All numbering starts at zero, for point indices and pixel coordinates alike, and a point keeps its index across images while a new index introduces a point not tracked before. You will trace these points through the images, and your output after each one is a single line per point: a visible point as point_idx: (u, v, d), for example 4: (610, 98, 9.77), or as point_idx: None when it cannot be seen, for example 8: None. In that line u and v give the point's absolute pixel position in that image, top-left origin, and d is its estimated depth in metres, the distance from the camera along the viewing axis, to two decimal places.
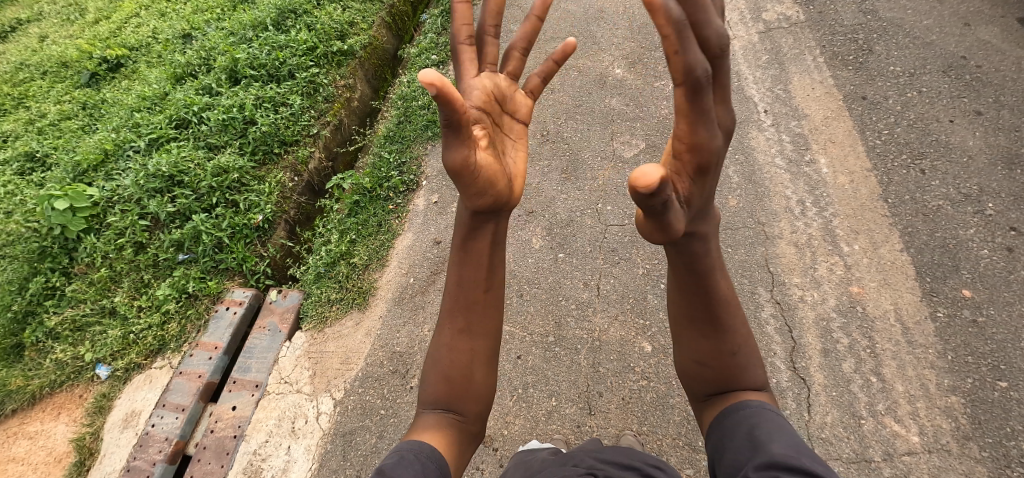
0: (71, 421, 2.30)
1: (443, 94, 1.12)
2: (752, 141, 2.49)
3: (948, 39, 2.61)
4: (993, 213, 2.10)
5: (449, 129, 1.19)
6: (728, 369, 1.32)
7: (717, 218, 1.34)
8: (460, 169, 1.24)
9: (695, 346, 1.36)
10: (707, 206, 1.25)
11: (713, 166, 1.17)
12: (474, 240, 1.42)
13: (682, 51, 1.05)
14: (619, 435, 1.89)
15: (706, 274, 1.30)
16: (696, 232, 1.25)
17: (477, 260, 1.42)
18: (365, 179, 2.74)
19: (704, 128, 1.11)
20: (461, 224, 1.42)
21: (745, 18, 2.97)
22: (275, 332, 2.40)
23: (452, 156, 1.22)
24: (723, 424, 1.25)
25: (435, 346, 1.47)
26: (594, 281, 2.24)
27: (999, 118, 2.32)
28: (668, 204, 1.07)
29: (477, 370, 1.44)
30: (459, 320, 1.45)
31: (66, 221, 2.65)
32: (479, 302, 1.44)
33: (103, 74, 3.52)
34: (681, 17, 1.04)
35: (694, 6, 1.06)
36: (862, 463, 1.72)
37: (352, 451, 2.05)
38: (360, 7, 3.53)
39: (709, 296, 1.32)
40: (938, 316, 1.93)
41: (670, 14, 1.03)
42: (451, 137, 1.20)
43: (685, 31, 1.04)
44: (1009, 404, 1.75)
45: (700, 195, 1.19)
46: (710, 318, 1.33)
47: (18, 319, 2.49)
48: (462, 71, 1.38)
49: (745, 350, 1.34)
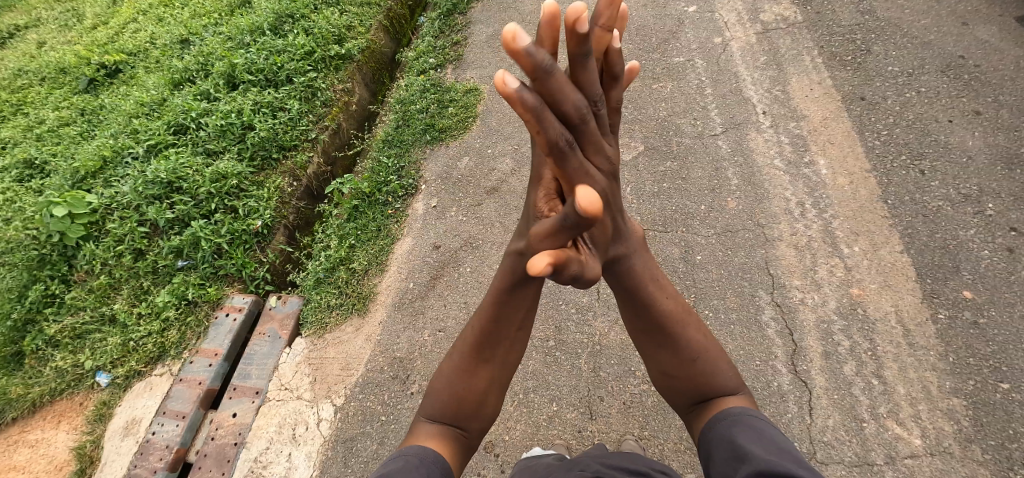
0: (71, 430, 2.30)
1: (599, 203, 1.01)
2: (751, 142, 2.49)
3: (945, 38, 2.61)
4: (993, 214, 2.09)
5: (573, 227, 1.10)
6: (696, 379, 1.41)
7: (639, 235, 1.46)
8: (526, 201, 1.23)
9: (658, 359, 1.46)
10: (620, 229, 1.36)
11: (605, 207, 1.29)
12: (521, 290, 1.39)
13: (543, 129, 1.12)
14: (620, 441, 1.88)
15: (637, 291, 1.41)
16: (616, 257, 1.36)
17: (516, 305, 1.42)
18: (364, 184, 2.73)
19: (582, 183, 1.23)
20: (508, 270, 1.38)
21: (743, 18, 2.96)
22: (275, 338, 2.40)
23: (546, 246, 1.18)
24: (714, 430, 1.30)
25: (453, 368, 1.49)
26: (593, 285, 2.23)
27: (998, 118, 2.32)
28: (576, 275, 1.15)
29: (490, 396, 1.48)
30: (483, 352, 1.47)
31: (64, 229, 2.63)
32: (507, 339, 1.46)
33: (101, 80, 3.51)
34: (536, 102, 1.08)
35: (546, 80, 1.12)
36: (864, 466, 1.72)
37: (353, 458, 2.05)
38: (357, 11, 3.52)
39: (657, 312, 1.42)
40: (939, 317, 1.93)
41: (525, 102, 1.07)
42: (563, 233, 1.13)
43: (543, 112, 1.10)
44: (1011, 406, 1.75)
45: (602, 235, 1.30)
46: (660, 330, 1.43)
47: (18, 327, 2.49)
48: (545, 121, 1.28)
49: (705, 356, 1.43)
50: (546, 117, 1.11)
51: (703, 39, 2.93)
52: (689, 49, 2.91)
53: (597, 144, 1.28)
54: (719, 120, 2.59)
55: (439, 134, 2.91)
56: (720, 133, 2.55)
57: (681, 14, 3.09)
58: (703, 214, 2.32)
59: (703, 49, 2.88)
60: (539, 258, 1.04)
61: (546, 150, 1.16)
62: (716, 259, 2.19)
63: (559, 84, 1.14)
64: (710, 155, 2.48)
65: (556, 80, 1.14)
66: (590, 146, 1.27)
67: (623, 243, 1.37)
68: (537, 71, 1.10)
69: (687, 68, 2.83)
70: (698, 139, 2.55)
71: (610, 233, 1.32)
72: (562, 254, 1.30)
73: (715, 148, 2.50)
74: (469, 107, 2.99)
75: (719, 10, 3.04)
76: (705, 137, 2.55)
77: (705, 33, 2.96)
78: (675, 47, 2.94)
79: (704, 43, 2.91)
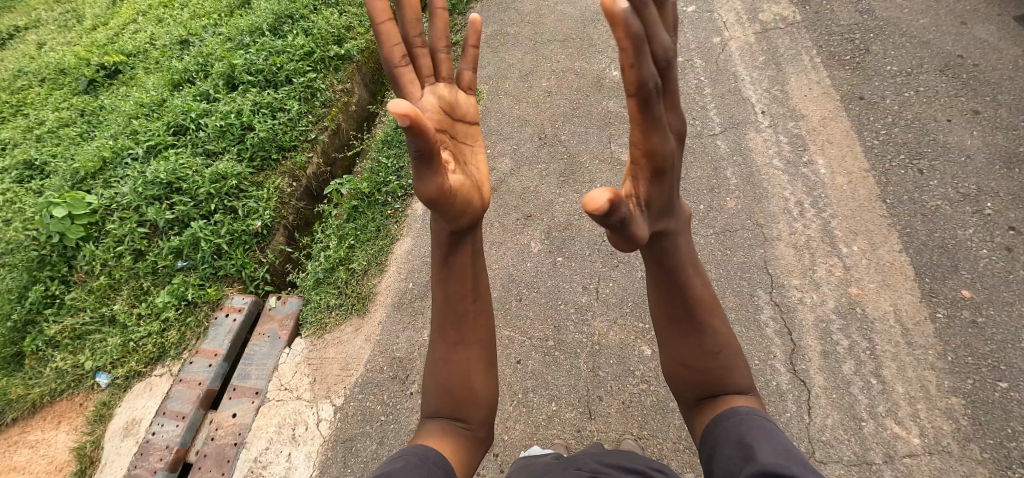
0: (71, 430, 2.30)
1: (415, 125, 1.12)
2: (749, 142, 2.49)
3: (944, 38, 2.61)
4: (991, 213, 2.10)
5: (421, 160, 1.20)
6: (717, 372, 1.39)
7: (688, 216, 1.41)
8: (437, 198, 1.27)
9: (678, 348, 1.42)
10: (672, 204, 1.32)
11: (670, 172, 1.26)
12: (455, 257, 1.45)
13: (637, 64, 1.12)
14: (619, 440, 1.88)
15: (676, 273, 1.37)
16: (665, 229, 1.33)
17: (461, 274, 1.46)
18: (363, 185, 2.74)
19: (658, 136, 1.20)
20: (439, 243, 1.45)
21: (742, 18, 2.97)
22: (275, 338, 2.40)
23: (427, 188, 1.24)
24: (720, 427, 1.29)
25: (431, 361, 1.52)
26: (593, 285, 2.23)
27: (997, 117, 2.32)
28: (624, 221, 1.16)
29: (474, 376, 1.48)
30: (450, 333, 1.50)
31: (64, 229, 2.64)
32: (467, 315, 1.49)
33: (101, 81, 3.51)
34: (640, 31, 1.10)
35: (643, 12, 1.13)
36: (863, 465, 1.72)
37: (353, 458, 2.05)
38: (356, 11, 3.52)
39: (691, 297, 1.39)
40: (937, 317, 1.93)
41: (629, 28, 1.08)
42: (426, 172, 1.22)
43: (642, 44, 1.10)
44: (1010, 405, 1.75)
45: (658, 199, 1.28)
46: (689, 317, 1.40)
47: (18, 328, 2.49)
48: (407, 93, 1.39)
49: (728, 350, 1.41)
50: (644, 51, 1.11)
51: (701, 38, 2.94)
52: (688, 49, 2.91)
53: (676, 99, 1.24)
54: (718, 120, 2.60)
55: None
56: (719, 133, 2.55)
57: (680, 14, 3.10)
58: (702, 213, 2.32)
59: (702, 49, 2.89)
60: (599, 193, 1.08)
61: (632, 91, 1.14)
62: (715, 259, 2.19)
63: (652, 20, 1.14)
64: (709, 155, 2.49)
65: (648, 16, 1.14)
66: (668, 102, 1.23)
67: (673, 218, 1.34)
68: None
69: (686, 68, 2.83)
70: (697, 139, 2.55)
71: (665, 201, 1.29)
72: (460, 198, 1.34)
73: (714, 148, 2.50)
74: None
75: (717, 10, 3.05)
76: (704, 137, 2.55)
77: (704, 33, 2.96)
78: None
79: (702, 42, 2.91)
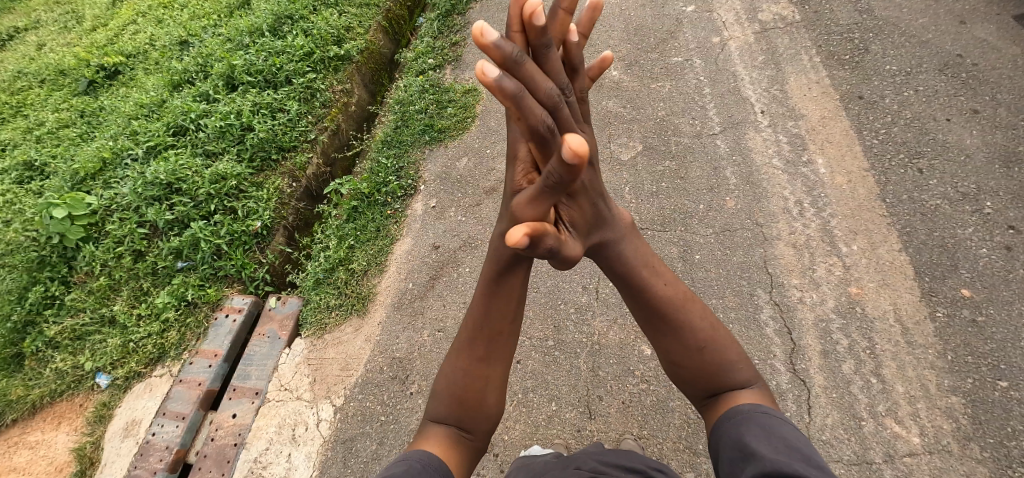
0: (71, 431, 2.30)
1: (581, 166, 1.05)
2: (749, 142, 2.49)
3: (943, 37, 2.61)
4: (991, 212, 2.10)
5: (553, 192, 1.13)
6: (707, 367, 1.38)
7: (627, 220, 1.48)
8: (540, 224, 1.21)
9: (665, 348, 1.44)
10: (602, 215, 1.39)
11: (584, 192, 1.34)
12: (508, 276, 1.44)
13: (524, 117, 1.13)
14: (619, 440, 1.88)
15: (629, 276, 1.42)
16: (602, 241, 1.40)
17: (508, 294, 1.45)
18: (363, 185, 2.74)
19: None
20: (499, 257, 1.43)
21: (741, 18, 2.97)
22: (274, 339, 2.40)
23: (532, 210, 1.19)
24: (725, 424, 1.28)
25: (452, 367, 1.50)
26: (593, 284, 2.23)
27: (996, 116, 2.32)
28: (551, 249, 1.20)
29: (491, 393, 1.47)
30: (479, 347, 1.48)
31: (64, 230, 2.64)
32: (502, 332, 1.47)
33: (101, 82, 3.52)
34: (518, 89, 1.10)
35: (518, 68, 1.15)
36: (863, 465, 1.72)
37: (353, 459, 2.05)
38: (356, 12, 3.52)
39: (653, 297, 1.42)
40: (937, 316, 1.93)
41: (505, 91, 1.08)
42: (547, 195, 1.15)
43: (523, 99, 1.11)
44: (1010, 404, 1.75)
45: (581, 217, 1.35)
46: (660, 317, 1.42)
47: (17, 328, 2.49)
48: (528, 101, 1.26)
49: (714, 346, 1.40)
50: (526, 104, 1.12)
51: (701, 38, 2.94)
52: (687, 48, 2.91)
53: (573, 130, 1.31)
54: (718, 119, 2.60)
55: (438, 134, 2.92)
56: (718, 132, 2.55)
57: (679, 14, 3.10)
58: (702, 213, 2.32)
59: (702, 49, 2.89)
60: (517, 230, 1.10)
61: (529, 139, 1.18)
62: (715, 258, 2.20)
63: (530, 71, 1.17)
64: (709, 155, 2.49)
65: (527, 68, 1.17)
66: (567, 135, 1.29)
67: (607, 229, 1.41)
68: (506, 63, 1.14)
69: (686, 68, 2.83)
70: (697, 139, 2.55)
71: (593, 216, 1.37)
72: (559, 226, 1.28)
73: (714, 148, 2.50)
74: (468, 107, 3.00)
75: (717, 10, 3.05)
76: (704, 136, 2.55)
77: (703, 32, 2.96)
78: (674, 47, 2.94)
79: (702, 42, 2.91)
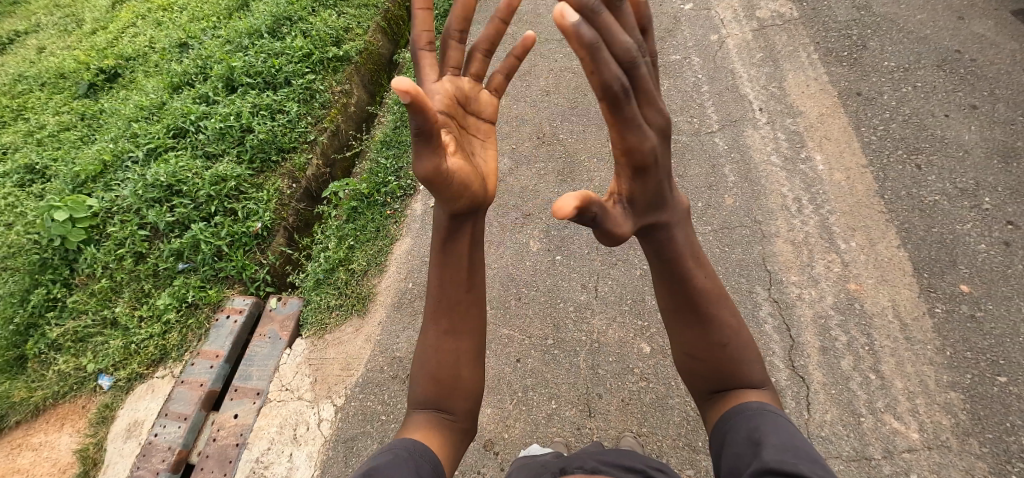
0: (74, 432, 2.31)
1: (416, 101, 1.10)
2: (747, 139, 2.49)
3: (941, 33, 2.60)
4: (990, 208, 2.10)
5: (421, 138, 1.16)
6: (726, 364, 1.36)
7: (685, 207, 1.40)
8: (432, 178, 1.23)
9: (687, 339, 1.39)
10: (664, 196, 1.32)
11: (654, 166, 1.25)
12: (454, 245, 1.43)
13: (597, 69, 1.12)
14: (618, 437, 1.89)
15: (676, 263, 1.35)
16: (654, 223, 1.33)
17: (458, 260, 1.44)
18: (363, 185, 2.75)
19: (634, 134, 1.20)
20: (438, 228, 1.43)
21: (739, 16, 2.96)
22: (275, 339, 2.41)
23: (423, 166, 1.21)
24: (730, 420, 1.28)
25: (421, 346, 1.50)
26: (592, 283, 2.24)
27: (994, 112, 2.32)
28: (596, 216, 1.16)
29: (464, 367, 1.47)
30: (443, 321, 1.47)
31: (66, 232, 2.65)
32: (462, 303, 1.47)
33: (101, 85, 3.53)
34: (593, 37, 1.11)
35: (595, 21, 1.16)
36: (862, 461, 1.72)
37: (353, 458, 2.06)
38: (355, 13, 3.53)
39: (691, 288, 1.36)
40: (936, 311, 1.93)
41: (582, 37, 1.10)
42: (424, 149, 1.19)
43: (599, 50, 1.12)
44: (1009, 399, 1.75)
45: (643, 194, 1.28)
46: (693, 309, 1.37)
47: (20, 331, 2.50)
48: (424, 77, 1.41)
49: (736, 342, 1.38)
50: (602, 54, 1.12)
51: (698, 36, 2.94)
52: (685, 46, 2.91)
53: (650, 95, 1.23)
54: (716, 117, 2.60)
55: None
56: (716, 130, 2.55)
57: (677, 12, 3.10)
58: (700, 211, 2.32)
59: (699, 47, 2.89)
60: (568, 198, 1.07)
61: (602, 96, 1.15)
62: (714, 255, 2.20)
63: (610, 27, 1.16)
64: (707, 153, 2.48)
65: (604, 19, 1.16)
66: (642, 97, 1.23)
67: (663, 212, 1.33)
68: (583, 11, 1.15)
69: (684, 66, 2.83)
70: (695, 137, 2.55)
71: (654, 195, 1.29)
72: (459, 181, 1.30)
73: (712, 146, 2.50)
74: None
75: (714, 7, 3.04)
76: (702, 134, 2.55)
77: (701, 30, 2.96)
78: (672, 45, 2.94)
79: (699, 41, 2.91)
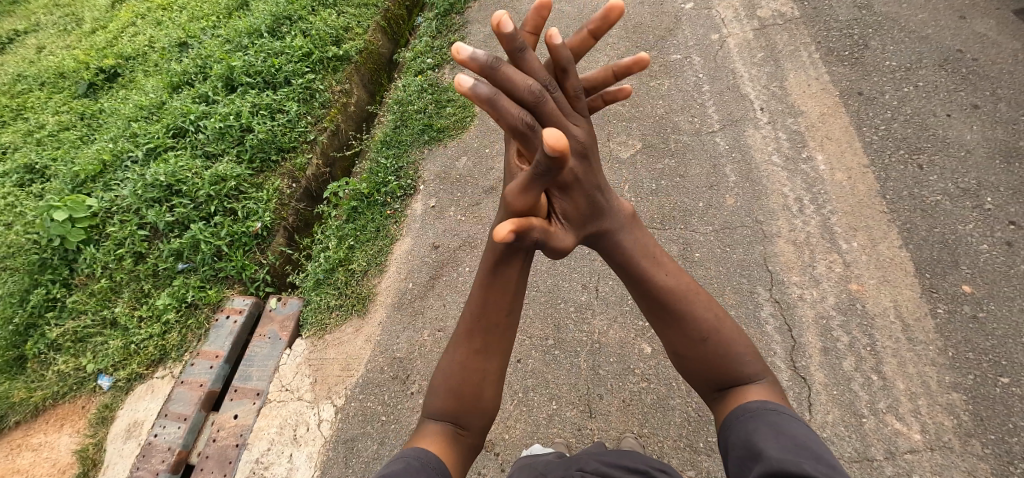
0: (74, 433, 2.31)
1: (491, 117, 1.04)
2: (748, 139, 2.48)
3: (943, 32, 2.60)
4: (992, 208, 2.09)
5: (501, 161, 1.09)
6: (711, 359, 1.33)
7: (628, 210, 1.38)
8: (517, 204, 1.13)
9: (669, 340, 1.37)
10: (599, 205, 1.30)
11: (578, 183, 1.25)
12: (504, 267, 1.32)
13: (501, 116, 1.05)
14: (619, 438, 1.88)
15: (629, 267, 1.35)
16: (597, 232, 1.32)
17: (504, 284, 1.33)
18: (363, 185, 2.74)
19: None
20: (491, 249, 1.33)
21: (740, 15, 2.95)
22: (275, 340, 2.40)
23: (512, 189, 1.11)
24: (731, 420, 1.26)
25: (449, 360, 1.41)
26: (592, 283, 2.23)
27: (996, 111, 2.32)
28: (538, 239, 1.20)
29: (488, 388, 1.38)
30: (477, 341, 1.37)
31: (65, 232, 2.65)
32: (498, 326, 1.36)
33: (100, 84, 3.53)
34: (491, 90, 1.02)
35: (494, 75, 1.05)
36: (864, 462, 1.72)
37: (353, 459, 2.05)
38: (354, 12, 3.52)
39: (654, 288, 1.34)
40: (937, 312, 1.93)
41: (478, 93, 1.01)
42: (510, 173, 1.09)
43: (498, 99, 1.04)
44: (1011, 400, 1.75)
45: (576, 210, 1.27)
46: (664, 309, 1.35)
47: (19, 331, 2.50)
48: None
49: (716, 334, 1.34)
50: (502, 104, 1.04)
51: (699, 36, 2.93)
52: (686, 46, 2.91)
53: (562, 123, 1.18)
54: (716, 117, 2.59)
55: (436, 133, 2.91)
56: (717, 130, 2.54)
57: (678, 11, 3.09)
58: (701, 211, 2.32)
59: (700, 46, 2.88)
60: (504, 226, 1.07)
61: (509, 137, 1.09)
62: (715, 256, 2.19)
63: (508, 75, 1.07)
64: (708, 153, 2.48)
65: (503, 73, 1.07)
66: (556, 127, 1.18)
67: (603, 220, 1.32)
68: (484, 70, 1.05)
69: (685, 66, 2.82)
70: (695, 137, 2.54)
71: (588, 207, 1.28)
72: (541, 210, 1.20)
73: (713, 145, 2.50)
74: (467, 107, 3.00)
75: (715, 7, 3.03)
76: (703, 134, 2.55)
77: (701, 30, 2.95)
78: (673, 44, 2.93)
79: (700, 40, 2.90)
